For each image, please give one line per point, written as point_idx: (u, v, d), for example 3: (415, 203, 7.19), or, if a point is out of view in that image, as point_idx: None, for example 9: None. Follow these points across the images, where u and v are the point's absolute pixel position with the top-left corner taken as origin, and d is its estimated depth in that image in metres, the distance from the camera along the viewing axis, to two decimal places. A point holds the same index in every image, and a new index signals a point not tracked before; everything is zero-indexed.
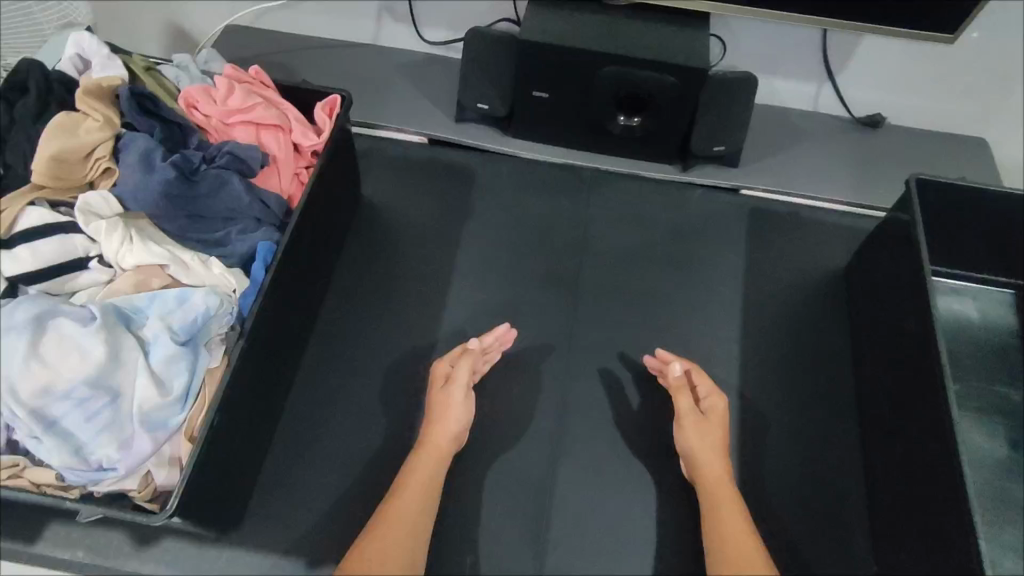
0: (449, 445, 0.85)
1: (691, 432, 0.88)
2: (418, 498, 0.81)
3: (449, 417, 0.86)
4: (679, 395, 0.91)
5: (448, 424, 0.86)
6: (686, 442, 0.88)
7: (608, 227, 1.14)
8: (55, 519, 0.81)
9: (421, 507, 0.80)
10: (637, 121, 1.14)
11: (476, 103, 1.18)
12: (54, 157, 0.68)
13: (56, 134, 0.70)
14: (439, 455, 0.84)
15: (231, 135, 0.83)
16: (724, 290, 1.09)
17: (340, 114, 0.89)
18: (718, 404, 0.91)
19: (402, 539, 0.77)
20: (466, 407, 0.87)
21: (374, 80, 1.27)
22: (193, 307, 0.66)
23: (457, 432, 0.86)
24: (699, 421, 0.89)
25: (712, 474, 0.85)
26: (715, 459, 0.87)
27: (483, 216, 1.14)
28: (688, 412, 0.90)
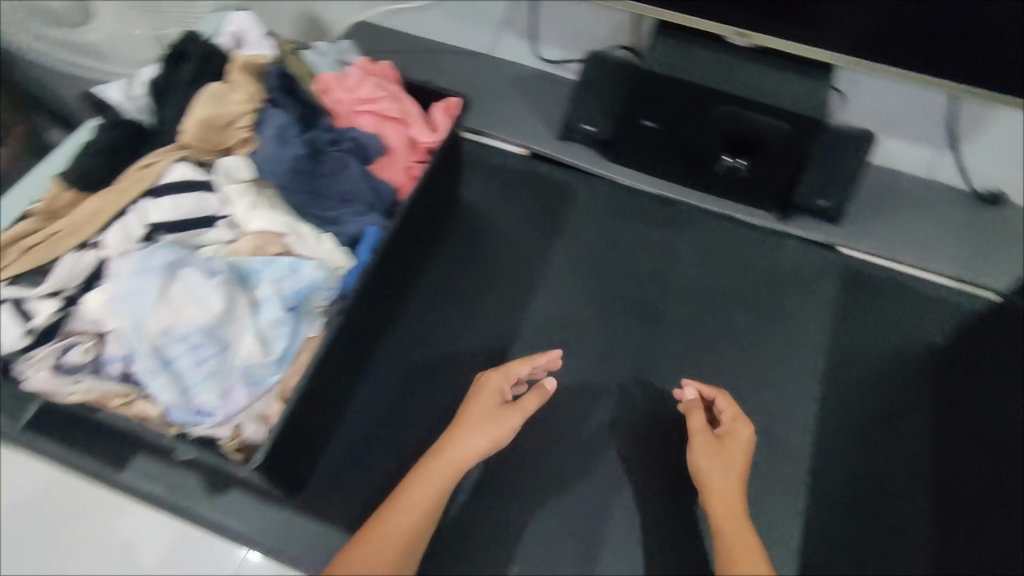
0: (464, 460, 0.78)
1: (704, 456, 0.83)
2: (419, 503, 0.76)
3: (473, 429, 0.80)
4: (690, 415, 0.87)
5: (467, 444, 0.78)
6: (699, 469, 0.83)
7: (695, 266, 1.14)
8: (141, 452, 0.87)
9: (422, 512, 0.76)
10: (742, 163, 1.12)
11: (582, 124, 1.19)
12: (205, 122, 0.75)
13: (208, 102, 0.76)
14: (449, 465, 0.78)
15: (356, 122, 0.88)
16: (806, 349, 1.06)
17: (457, 116, 0.93)
18: (742, 429, 0.84)
19: (395, 537, 0.73)
20: (505, 427, 0.80)
21: (485, 90, 1.32)
22: (303, 277, 0.72)
23: (479, 446, 0.78)
24: (712, 442, 0.84)
25: (721, 493, 0.81)
26: (731, 487, 0.81)
27: (572, 236, 1.16)
28: (705, 437, 0.85)
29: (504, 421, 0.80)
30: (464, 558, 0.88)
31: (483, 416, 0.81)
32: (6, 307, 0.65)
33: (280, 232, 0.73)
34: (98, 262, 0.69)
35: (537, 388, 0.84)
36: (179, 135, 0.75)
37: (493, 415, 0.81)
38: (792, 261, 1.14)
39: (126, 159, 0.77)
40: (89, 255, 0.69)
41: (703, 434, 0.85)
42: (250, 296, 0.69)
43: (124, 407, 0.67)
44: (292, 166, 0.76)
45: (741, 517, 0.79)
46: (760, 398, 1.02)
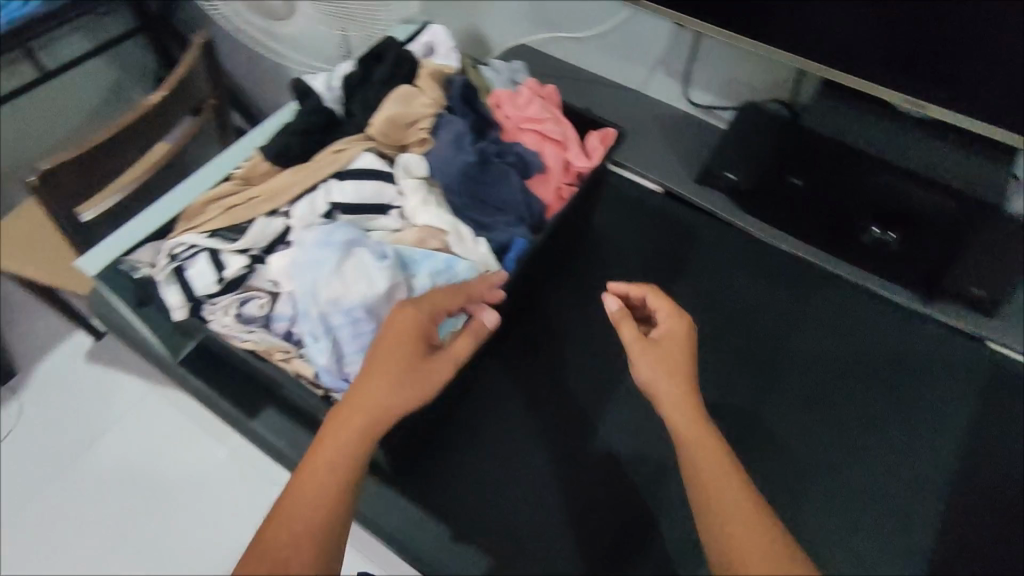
0: (387, 406, 0.57)
1: (645, 373, 0.59)
2: (324, 477, 0.53)
3: (386, 374, 0.59)
4: (619, 325, 0.62)
5: (379, 395, 0.57)
6: (660, 402, 0.57)
7: (823, 334, 1.12)
8: (273, 406, 0.95)
9: (327, 488, 0.52)
10: (892, 237, 1.06)
11: (723, 171, 1.17)
12: (391, 119, 0.82)
13: (398, 102, 0.83)
14: (368, 413, 0.56)
15: (519, 138, 0.93)
16: (925, 441, 1.02)
17: (611, 145, 0.97)
18: (678, 327, 0.62)
19: (299, 518, 0.50)
20: (437, 374, 0.60)
21: (629, 123, 1.34)
22: (457, 274, 0.75)
23: (394, 373, 0.59)
24: (647, 348, 0.60)
25: (679, 422, 0.55)
26: (676, 399, 0.57)
27: (698, 282, 1.18)
28: (632, 344, 0.61)
29: (435, 372, 0.60)
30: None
31: (399, 350, 0.60)
32: (205, 255, 0.73)
33: (443, 229, 0.78)
34: (284, 228, 0.77)
35: (469, 329, 0.66)
36: (367, 128, 0.83)
37: (411, 347, 0.61)
38: (928, 346, 1.09)
39: (317, 141, 0.85)
40: (278, 221, 0.77)
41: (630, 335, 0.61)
42: (409, 284, 0.73)
43: (285, 361, 0.74)
44: (461, 171, 0.82)
45: (705, 429, 0.54)
46: (868, 483, 0.99)
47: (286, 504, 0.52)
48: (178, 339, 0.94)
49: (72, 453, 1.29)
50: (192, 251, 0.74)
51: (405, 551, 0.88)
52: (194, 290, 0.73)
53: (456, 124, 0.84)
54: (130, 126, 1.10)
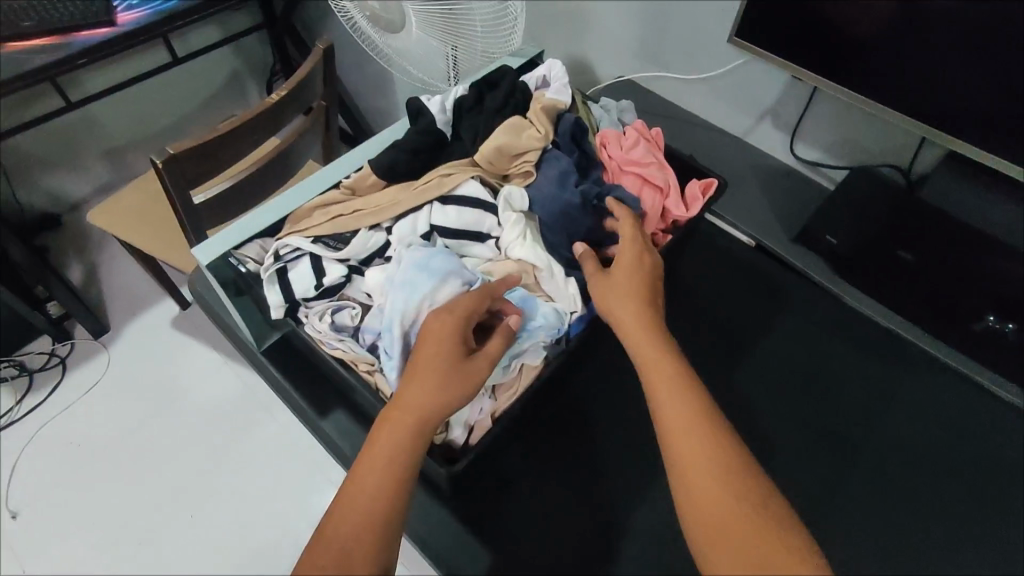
0: (433, 405, 0.61)
1: (602, 282, 0.74)
2: (377, 474, 0.57)
3: (427, 375, 0.62)
4: (584, 263, 0.78)
5: (419, 394, 0.61)
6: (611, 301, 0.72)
7: (913, 420, 1.05)
8: (340, 407, 0.97)
9: (381, 484, 0.57)
10: (1010, 328, 0.98)
11: (824, 235, 1.13)
12: (498, 149, 0.82)
13: (508, 133, 0.84)
14: (414, 412, 0.60)
15: (619, 179, 0.93)
16: (1019, 556, 0.93)
17: (712, 196, 0.95)
18: (630, 252, 0.75)
19: (357, 511, 0.55)
20: (478, 370, 0.64)
21: (729, 170, 1.31)
22: (538, 314, 0.75)
23: (438, 376, 0.62)
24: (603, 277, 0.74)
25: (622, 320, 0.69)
26: (624, 299, 0.71)
27: (782, 344, 1.13)
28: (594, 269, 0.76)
29: (472, 373, 0.63)
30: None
31: (439, 356, 0.63)
32: (307, 258, 0.76)
33: (535, 262, 0.78)
34: (384, 243, 0.79)
35: (501, 328, 0.69)
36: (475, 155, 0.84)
37: (453, 349, 0.64)
38: None
39: (424, 159, 0.87)
40: (380, 236, 0.79)
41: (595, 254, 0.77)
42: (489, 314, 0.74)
43: (368, 373, 0.76)
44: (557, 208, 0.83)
45: (651, 324, 0.68)
46: None
47: (344, 499, 0.56)
48: (263, 329, 0.98)
49: (153, 416, 1.39)
50: (296, 253, 0.76)
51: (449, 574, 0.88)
52: (295, 293, 0.76)
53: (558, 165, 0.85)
54: (248, 121, 1.17)
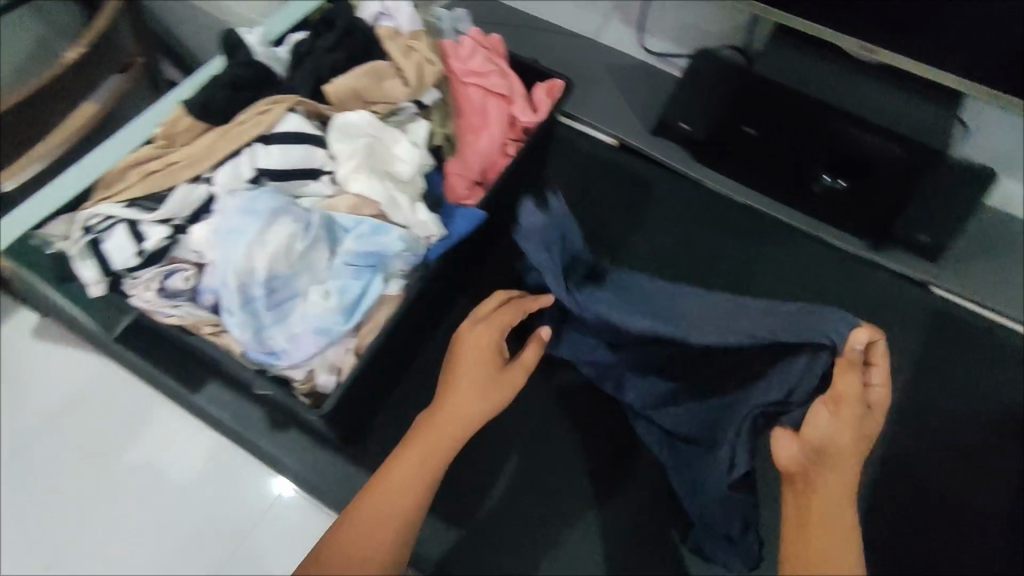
0: (469, 419, 0.66)
1: (850, 424, 0.58)
2: (406, 481, 0.62)
3: (471, 386, 0.67)
4: (847, 372, 0.60)
5: (464, 404, 0.66)
6: (838, 454, 0.57)
7: (772, 283, 1.12)
8: (216, 379, 0.92)
9: (411, 485, 0.61)
10: (842, 185, 1.06)
11: (679, 122, 1.14)
12: (349, 90, 0.79)
13: (366, 76, 0.79)
14: (456, 415, 0.66)
15: (462, 93, 0.90)
16: None
17: (559, 98, 0.94)
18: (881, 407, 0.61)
19: (397, 496, 0.60)
20: (514, 379, 0.70)
21: (584, 73, 1.29)
22: (382, 240, 0.73)
23: (478, 384, 0.68)
24: (858, 417, 0.58)
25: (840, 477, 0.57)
26: (851, 471, 0.57)
27: (652, 236, 1.16)
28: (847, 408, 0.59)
29: (507, 381, 0.69)
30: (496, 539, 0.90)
31: (483, 364, 0.69)
32: (122, 225, 0.68)
33: (376, 199, 0.74)
34: (208, 196, 0.72)
35: (536, 338, 0.74)
36: (326, 90, 0.79)
37: (493, 364, 0.70)
38: (868, 292, 1.11)
39: (244, 97, 0.79)
40: (201, 188, 0.72)
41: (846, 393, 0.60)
42: (331, 250, 0.72)
43: (214, 336, 0.71)
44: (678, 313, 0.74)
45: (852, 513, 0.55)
46: None
47: (385, 493, 0.61)
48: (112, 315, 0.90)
49: None
50: (108, 222, 0.69)
51: None
52: (112, 264, 0.68)
53: (412, 113, 0.83)
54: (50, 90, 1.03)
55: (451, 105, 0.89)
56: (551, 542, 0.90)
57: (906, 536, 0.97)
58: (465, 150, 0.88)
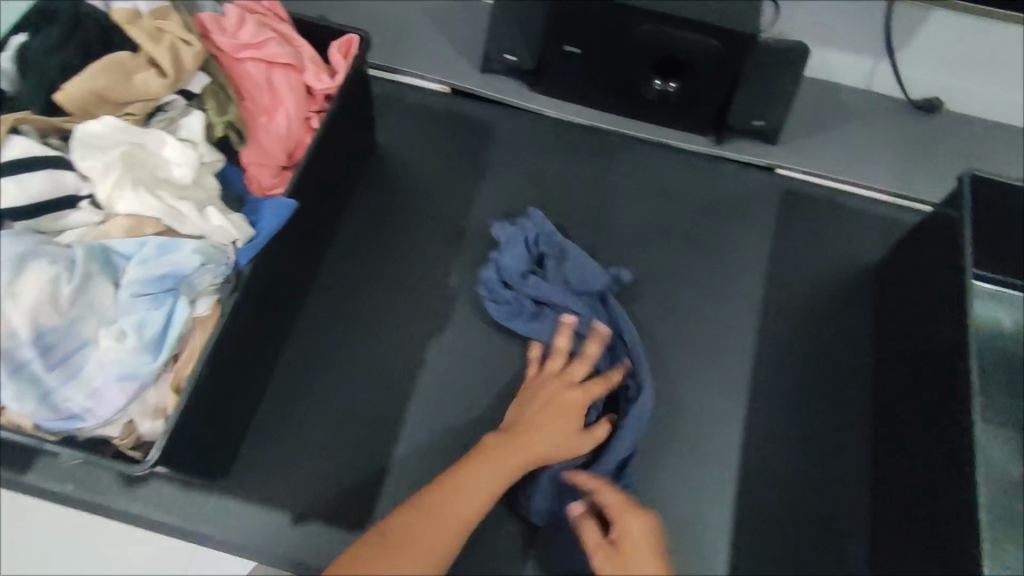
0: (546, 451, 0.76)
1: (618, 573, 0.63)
2: (486, 483, 0.71)
3: (551, 426, 0.78)
4: (582, 524, 0.68)
5: (542, 438, 0.76)
6: (631, 548, 0.65)
7: (629, 197, 1.08)
8: (47, 451, 0.81)
9: (488, 488, 0.71)
10: (673, 87, 1.05)
11: (503, 54, 1.10)
12: (92, 94, 0.66)
13: (106, 73, 0.66)
14: (528, 452, 0.75)
15: (241, 71, 0.80)
16: (739, 282, 1.02)
17: (356, 56, 0.85)
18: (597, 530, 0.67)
19: (462, 496, 0.69)
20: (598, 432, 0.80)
21: (397, 17, 1.18)
22: (172, 261, 0.64)
23: (558, 428, 0.78)
24: (611, 558, 0.64)
25: None
26: None
27: (500, 175, 1.08)
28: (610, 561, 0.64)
29: (577, 441, 0.79)
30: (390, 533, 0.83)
31: (570, 415, 0.80)
32: None
33: (155, 215, 0.65)
34: None
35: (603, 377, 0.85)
36: (57, 97, 0.65)
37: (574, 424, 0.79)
38: (718, 185, 1.10)
39: None
40: None
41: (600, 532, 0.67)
42: (117, 284, 0.64)
43: None
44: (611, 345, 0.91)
45: None
46: (694, 338, 0.97)
47: (450, 497, 0.68)
48: None
49: None
50: None
51: (241, 552, 0.81)
52: None
53: (182, 104, 0.73)
54: None
55: (233, 87, 0.79)
56: None
57: (813, 427, 0.92)
58: (259, 135, 0.79)
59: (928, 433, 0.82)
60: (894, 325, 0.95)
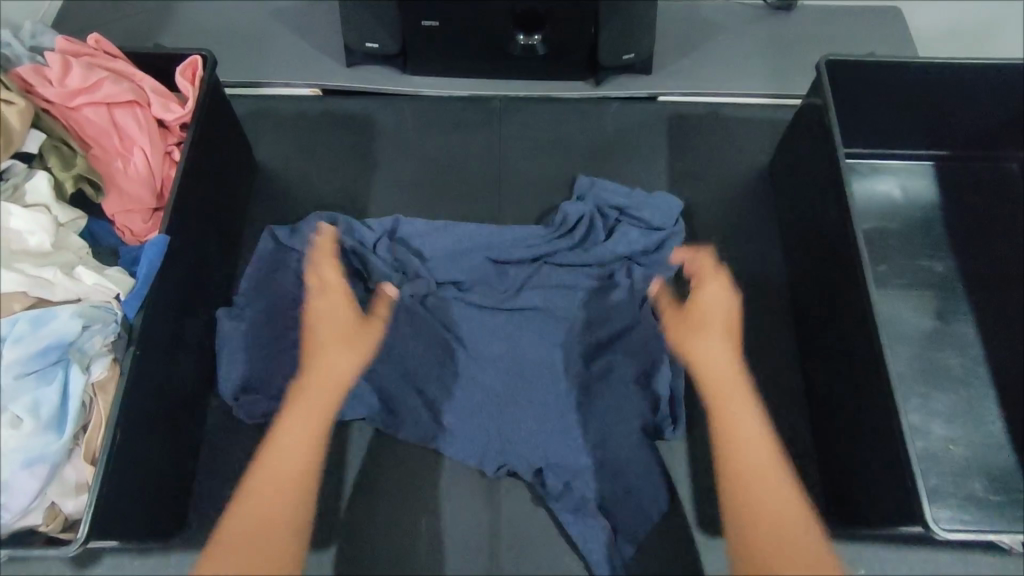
0: (288, 445, 0.73)
1: (716, 304, 0.84)
2: (258, 526, 0.67)
3: (301, 406, 0.76)
4: (701, 286, 0.86)
5: (284, 436, 0.73)
6: (717, 303, 0.85)
7: (523, 157, 1.08)
8: None
9: (264, 525, 0.67)
10: (537, 40, 1.05)
11: (364, 44, 1.06)
12: None
13: None
14: (320, 404, 0.76)
15: (81, 120, 0.76)
16: None
17: (204, 76, 0.82)
18: (711, 300, 0.85)
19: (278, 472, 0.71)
20: (346, 334, 0.81)
21: (247, 30, 1.13)
22: (49, 332, 0.61)
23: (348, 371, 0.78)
24: (722, 295, 0.85)
25: (723, 405, 0.78)
26: (714, 386, 0.79)
27: (392, 165, 1.06)
28: (716, 284, 0.86)
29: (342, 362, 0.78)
30: (362, 543, 0.81)
31: (340, 357, 0.79)
32: None
33: (18, 288, 0.61)
34: None
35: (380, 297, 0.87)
36: None
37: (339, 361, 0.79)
38: (607, 125, 1.10)
39: None
40: None
41: (716, 283, 0.86)
42: None
43: None
44: (462, 248, 0.92)
45: (740, 420, 0.76)
46: None
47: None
48: None
49: None
50: None
51: None
52: None
53: (22, 167, 0.68)
54: None
55: (76, 138, 0.76)
56: (427, 513, 0.83)
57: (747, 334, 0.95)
58: (118, 181, 0.76)
59: (839, 309, 0.86)
60: (793, 218, 0.99)
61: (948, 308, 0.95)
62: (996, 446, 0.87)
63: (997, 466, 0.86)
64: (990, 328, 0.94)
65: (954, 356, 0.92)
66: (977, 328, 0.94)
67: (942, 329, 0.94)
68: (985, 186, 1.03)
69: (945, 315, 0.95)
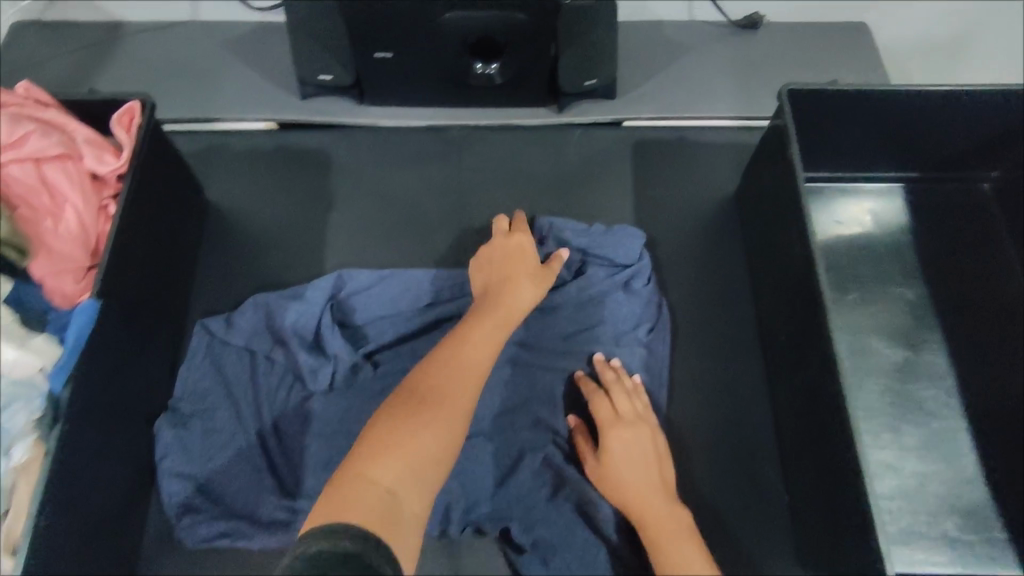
0: (471, 355, 0.70)
1: (623, 430, 0.77)
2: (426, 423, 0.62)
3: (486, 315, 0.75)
4: (596, 406, 0.80)
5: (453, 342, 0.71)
6: (621, 427, 0.77)
7: (484, 189, 1.04)
8: None
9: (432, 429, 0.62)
10: (495, 69, 1.02)
11: (317, 76, 1.03)
12: None
13: None
14: (498, 325, 0.74)
15: (7, 178, 0.72)
16: None
17: (140, 123, 0.78)
18: (616, 429, 0.77)
19: (444, 394, 0.65)
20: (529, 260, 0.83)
21: (198, 62, 1.09)
22: None
23: (476, 377, 0.69)
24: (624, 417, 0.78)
25: (653, 520, 0.72)
26: (646, 508, 0.73)
27: (348, 201, 1.02)
28: (608, 405, 0.79)
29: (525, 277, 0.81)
30: None
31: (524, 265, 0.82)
32: None
33: None
34: None
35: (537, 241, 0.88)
36: None
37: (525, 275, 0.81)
38: (570, 153, 1.08)
39: None
40: None
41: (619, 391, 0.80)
42: None
43: None
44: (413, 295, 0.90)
45: (675, 535, 0.71)
46: None
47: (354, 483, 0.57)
48: None
49: None
50: None
51: None
52: None
53: None
54: None
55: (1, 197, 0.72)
56: None
57: (714, 370, 0.92)
58: (47, 241, 0.72)
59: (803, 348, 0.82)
60: (759, 248, 0.96)
61: (919, 338, 0.93)
62: (968, 483, 0.85)
63: (971, 505, 0.84)
64: (962, 359, 0.92)
65: (926, 387, 0.90)
66: (949, 358, 0.92)
67: (913, 361, 0.92)
68: (956, 209, 1.01)
69: (916, 345, 0.92)
